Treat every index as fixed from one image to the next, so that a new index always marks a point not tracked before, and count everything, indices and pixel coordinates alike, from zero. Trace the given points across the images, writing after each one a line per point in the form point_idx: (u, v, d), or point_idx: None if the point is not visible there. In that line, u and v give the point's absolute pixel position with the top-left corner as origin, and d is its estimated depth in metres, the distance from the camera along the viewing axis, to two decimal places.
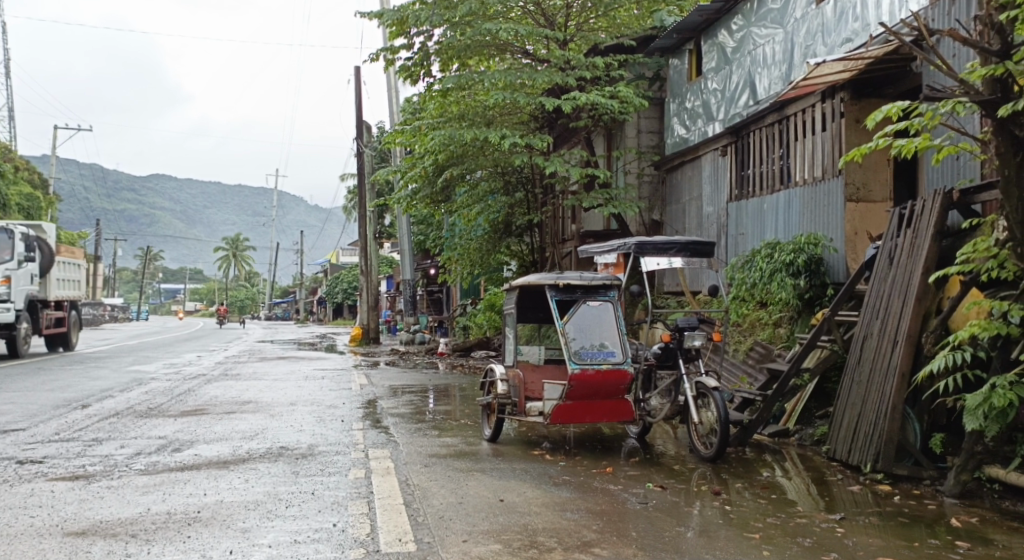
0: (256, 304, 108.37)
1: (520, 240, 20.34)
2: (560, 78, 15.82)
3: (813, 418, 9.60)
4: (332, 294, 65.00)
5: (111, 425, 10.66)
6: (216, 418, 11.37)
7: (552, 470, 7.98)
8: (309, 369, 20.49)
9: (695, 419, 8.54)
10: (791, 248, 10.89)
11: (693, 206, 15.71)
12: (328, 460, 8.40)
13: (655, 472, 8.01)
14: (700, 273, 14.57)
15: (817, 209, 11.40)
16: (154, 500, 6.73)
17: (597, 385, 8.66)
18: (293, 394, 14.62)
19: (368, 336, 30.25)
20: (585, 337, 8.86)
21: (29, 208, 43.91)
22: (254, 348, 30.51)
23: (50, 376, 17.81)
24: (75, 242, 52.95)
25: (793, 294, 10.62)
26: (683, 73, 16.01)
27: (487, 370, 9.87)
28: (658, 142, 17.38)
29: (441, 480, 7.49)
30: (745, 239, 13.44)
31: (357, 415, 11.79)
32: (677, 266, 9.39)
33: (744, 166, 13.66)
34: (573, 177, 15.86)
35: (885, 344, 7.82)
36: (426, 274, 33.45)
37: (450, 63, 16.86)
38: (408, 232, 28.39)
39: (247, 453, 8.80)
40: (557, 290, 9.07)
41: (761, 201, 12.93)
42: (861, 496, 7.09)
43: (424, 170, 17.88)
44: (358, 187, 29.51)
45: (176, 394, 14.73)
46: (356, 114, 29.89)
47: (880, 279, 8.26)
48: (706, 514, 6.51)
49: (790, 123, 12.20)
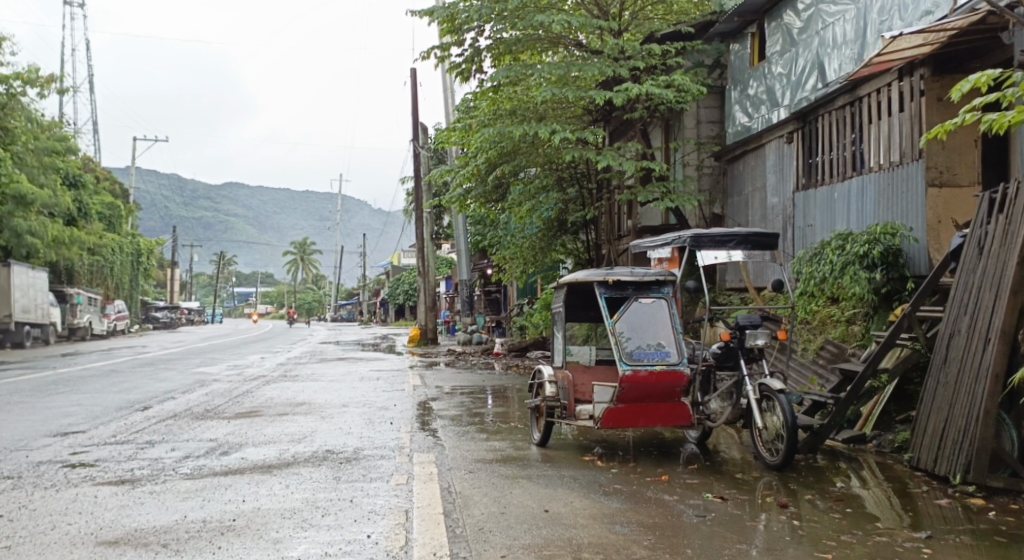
0: (321, 306, 109.70)
1: (575, 237, 19.85)
2: (614, 69, 15.27)
3: (892, 422, 8.89)
4: (394, 296, 65.26)
5: (163, 427, 10.41)
6: (266, 420, 11.10)
7: (603, 478, 7.44)
8: (366, 369, 20.27)
9: (759, 423, 7.91)
10: (865, 239, 10.26)
11: (756, 197, 14.98)
12: (371, 464, 7.99)
13: (717, 481, 7.42)
14: (765, 267, 13.85)
15: (894, 197, 10.66)
16: (193, 506, 6.25)
17: (650, 387, 8.10)
18: (345, 396, 14.32)
19: (427, 337, 30.01)
20: (639, 336, 8.30)
21: (108, 217, 45.09)
22: (315, 350, 30.55)
23: (115, 378, 17.86)
24: (151, 247, 54.20)
25: (868, 287, 9.96)
26: (745, 59, 15.30)
27: (535, 371, 9.41)
28: (718, 132, 16.72)
29: (486, 487, 7.01)
30: (814, 231, 12.70)
31: (407, 418, 11.41)
32: (737, 259, 8.75)
33: (812, 152, 12.92)
34: (627, 170, 15.28)
35: (974, 343, 7.17)
36: (484, 273, 33.14)
37: (502, 58, 16.43)
38: (465, 232, 28.06)
39: (292, 456, 8.44)
40: (607, 287, 8.52)
41: (831, 190, 12.18)
42: (947, 511, 6.40)
43: (479, 168, 17.49)
44: (415, 188, 29.32)
45: (232, 395, 14.59)
46: (412, 114, 29.74)
47: (969, 270, 7.57)
48: (772, 529, 5.92)
49: (863, 104, 11.46)
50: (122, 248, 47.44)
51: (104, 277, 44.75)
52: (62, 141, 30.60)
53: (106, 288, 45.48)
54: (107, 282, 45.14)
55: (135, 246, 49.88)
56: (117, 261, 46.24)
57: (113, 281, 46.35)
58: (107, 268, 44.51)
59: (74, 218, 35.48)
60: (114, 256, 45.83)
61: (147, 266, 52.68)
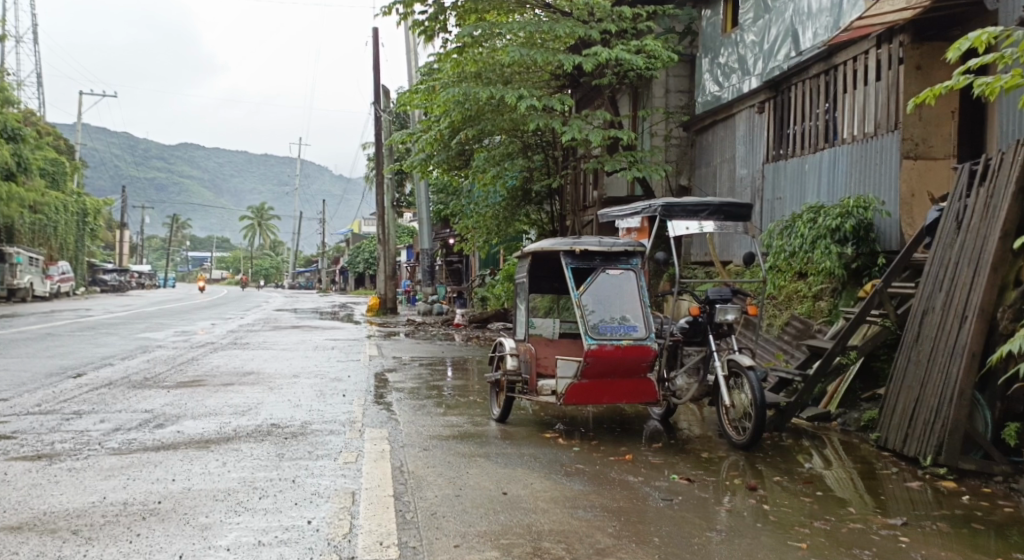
0: (278, 273, 108.32)
1: (540, 208, 19.46)
2: (583, 31, 14.82)
3: (858, 400, 8.64)
4: (354, 264, 64.40)
5: (96, 396, 9.83)
6: (210, 390, 10.58)
7: (563, 457, 7.07)
8: (321, 338, 19.74)
9: (726, 401, 7.60)
10: (837, 212, 9.94)
11: (725, 168, 14.65)
12: (318, 440, 7.56)
13: (682, 460, 7.10)
14: (731, 240, 13.56)
15: (866, 169, 10.39)
16: (115, 487, 5.77)
17: (615, 362, 7.75)
18: (296, 365, 13.81)
19: (386, 306, 29.49)
20: (604, 309, 7.93)
21: (52, 173, 43.61)
22: (269, 316, 29.87)
23: (52, 342, 17.11)
24: (101, 208, 52.70)
25: (839, 262, 9.66)
26: (717, 26, 14.91)
27: (496, 344, 9.01)
28: (687, 102, 16.37)
29: (441, 466, 6.61)
30: (783, 204, 12.42)
31: (360, 390, 10.95)
32: (708, 231, 8.38)
33: (783, 123, 12.61)
34: (593, 139, 14.84)
35: (949, 320, 6.91)
36: (446, 243, 32.70)
37: (466, 18, 15.87)
38: (427, 200, 27.52)
39: (234, 431, 7.96)
40: (574, 257, 8.11)
41: (802, 161, 11.90)
42: (921, 495, 6.14)
43: (441, 133, 16.94)
44: (376, 153, 28.67)
45: (176, 363, 14.00)
46: (375, 78, 29.05)
47: (946, 245, 7.31)
48: (741, 514, 5.61)
49: (838, 73, 11.15)
50: (69, 207, 46.00)
51: (49, 237, 43.41)
52: (3, 92, 29.24)
53: (52, 250, 44.00)
54: (52, 241, 43.78)
55: (82, 206, 48.23)
56: (62, 221, 44.69)
57: (59, 241, 44.89)
58: (53, 228, 43.27)
59: (15, 175, 34.15)
60: (60, 215, 44.38)
61: (95, 227, 51.14)
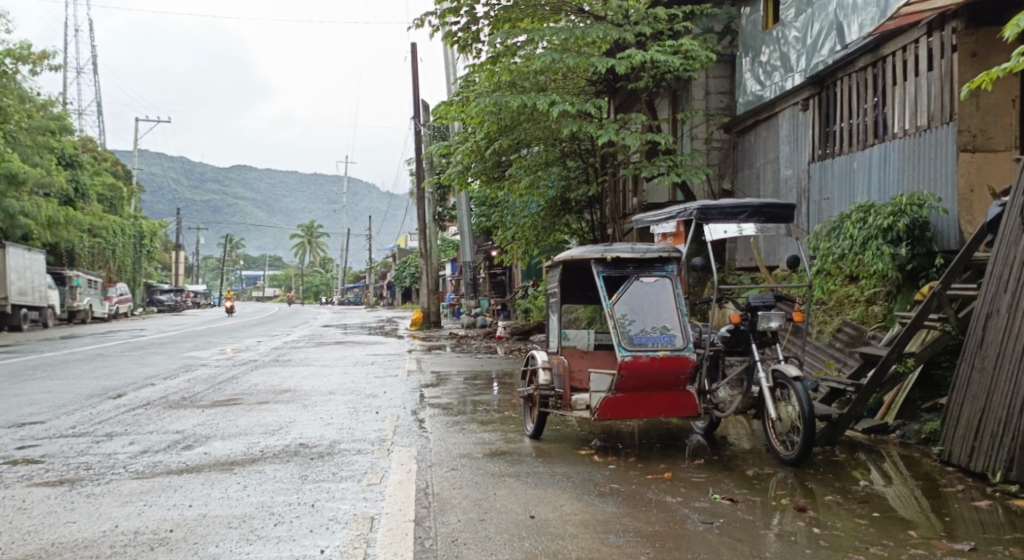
0: (328, 290, 109.22)
1: (579, 216, 19.12)
2: (619, 34, 14.46)
3: (918, 411, 8.11)
4: (401, 279, 64.61)
5: (131, 417, 9.68)
6: (243, 409, 10.39)
7: (598, 476, 6.68)
8: (362, 354, 19.58)
9: (773, 414, 7.15)
10: (889, 211, 9.40)
11: (768, 169, 14.15)
12: (345, 460, 7.27)
13: (727, 478, 6.67)
14: (776, 244, 13.06)
15: (920, 165, 9.86)
16: (128, 514, 5.54)
17: (651, 375, 7.35)
18: (334, 381, 13.60)
19: (430, 320, 29.33)
20: (640, 319, 7.53)
21: (109, 198, 44.96)
22: (315, 333, 29.84)
23: (99, 363, 17.16)
24: (155, 231, 53.55)
25: (892, 263, 9.14)
26: (757, 24, 14.42)
27: (528, 357, 8.66)
28: (728, 103, 15.91)
29: (468, 488, 6.28)
30: (831, 205, 11.90)
31: (395, 406, 10.67)
32: (748, 233, 7.94)
33: (829, 120, 12.08)
34: (631, 144, 14.45)
35: (1016, 323, 6.40)
36: (489, 255, 32.47)
37: (501, 26, 15.62)
38: (468, 212, 27.28)
39: (260, 451, 7.71)
40: (605, 265, 7.72)
41: (850, 159, 11.38)
42: (990, 516, 5.63)
43: (478, 144, 16.67)
44: (417, 167, 28.57)
45: (214, 382, 13.89)
46: (414, 92, 28.98)
47: (1011, 241, 6.79)
48: (789, 539, 5.18)
49: (887, 65, 10.63)
50: (126, 230, 46.77)
51: (106, 260, 44.15)
52: (59, 120, 29.78)
53: (109, 271, 44.71)
54: (109, 264, 44.53)
55: (138, 229, 48.93)
56: (119, 243, 45.42)
57: (116, 263, 45.61)
58: (110, 251, 44.05)
59: (72, 201, 34.74)
60: (117, 238, 45.13)
61: (150, 249, 51.87)
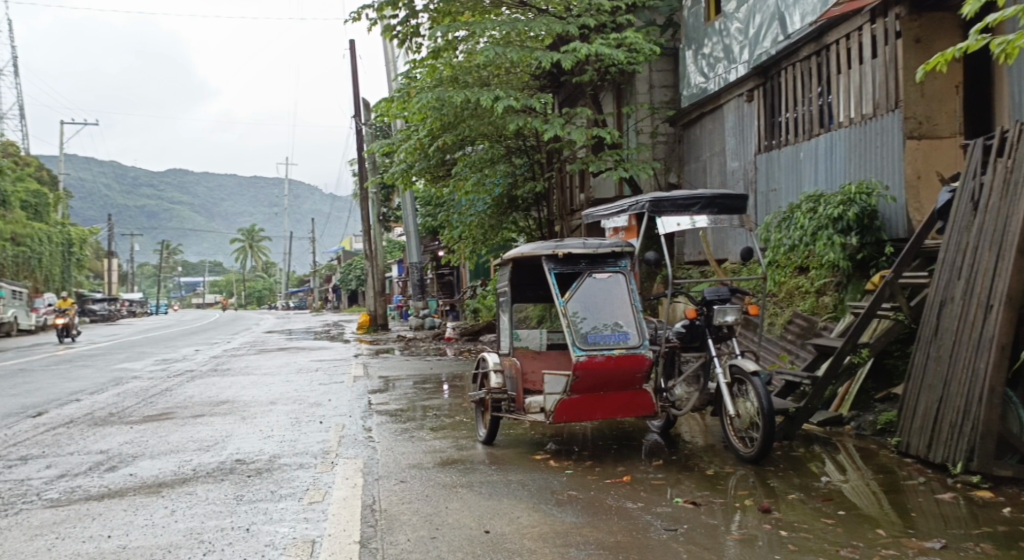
0: (272, 295, 107.29)
1: (527, 214, 18.85)
2: (561, 27, 14.19)
3: (872, 402, 7.98)
4: (346, 281, 63.67)
5: (52, 440, 9.14)
6: (177, 425, 9.87)
7: (554, 483, 6.39)
8: (305, 360, 19.01)
9: (731, 411, 6.93)
10: (838, 200, 9.25)
11: (714, 161, 14.03)
12: (284, 477, 6.96)
13: (686, 479, 6.44)
14: (725, 236, 12.94)
15: (866, 153, 9.78)
16: (37, 550, 5.14)
17: (606, 375, 7.08)
18: (275, 391, 13.09)
19: (376, 323, 28.79)
20: (594, 316, 7.26)
21: (33, 205, 43.52)
22: (257, 339, 29.05)
23: (23, 379, 16.33)
24: (85, 238, 51.78)
25: (843, 254, 9.04)
26: (699, 16, 14.29)
27: (478, 360, 8.34)
28: (672, 97, 15.80)
29: (417, 501, 5.96)
30: (778, 196, 11.80)
31: (339, 415, 10.26)
32: (701, 225, 7.71)
33: (774, 111, 11.98)
34: (576, 139, 14.21)
35: (972, 310, 6.27)
36: (436, 256, 32.04)
37: (443, 20, 15.26)
38: (414, 212, 26.79)
39: (192, 471, 7.41)
40: (557, 261, 7.43)
41: (796, 150, 11.29)
42: (954, 509, 5.48)
43: (421, 141, 16.26)
44: (359, 167, 27.99)
45: (146, 395, 13.27)
46: (354, 92, 28.41)
47: (962, 228, 6.67)
48: (755, 543, 4.97)
49: (831, 54, 10.54)
50: (54, 238, 45.03)
51: (33, 270, 42.41)
52: None
53: (36, 281, 42.99)
54: (37, 274, 42.86)
55: (67, 236, 47.12)
56: (47, 251, 43.70)
57: (44, 273, 43.87)
58: (37, 260, 42.42)
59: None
60: (45, 247, 43.45)
61: (80, 257, 50.08)
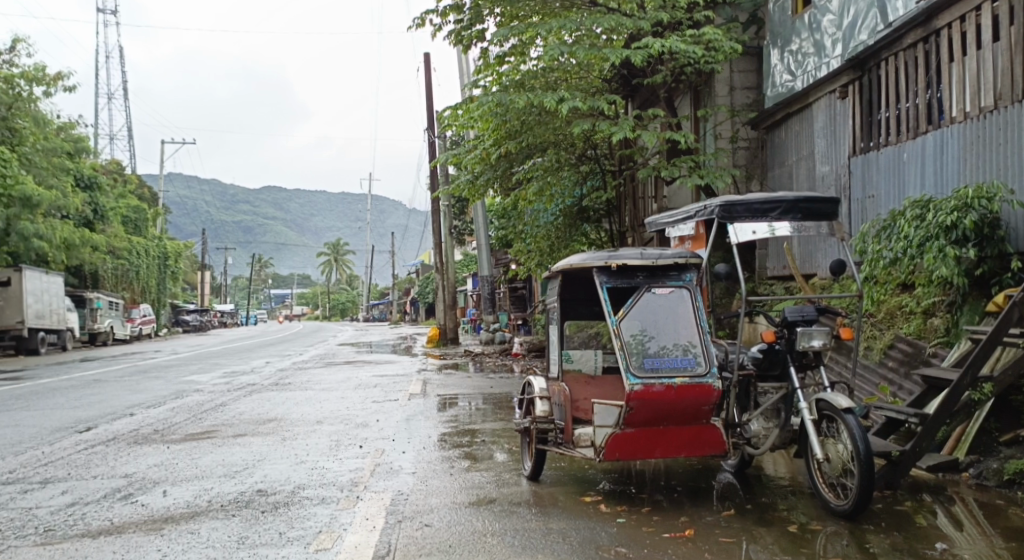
0: (354, 307, 108.13)
1: (598, 223, 17.81)
2: (634, 23, 13.17)
3: (995, 444, 6.73)
4: (424, 294, 63.48)
5: (82, 460, 8.56)
6: (213, 445, 9.22)
7: (603, 534, 5.41)
8: (369, 375, 18.35)
9: (819, 455, 5.78)
10: (951, 206, 7.94)
11: (801, 167, 12.81)
12: (300, 514, 6.15)
13: (765, 535, 5.36)
14: (813, 248, 11.74)
15: (987, 151, 8.52)
16: None
17: (668, 406, 6.06)
18: (327, 408, 12.39)
19: (447, 337, 28.11)
20: (652, 336, 6.23)
21: (134, 220, 44.58)
22: (330, 352, 28.62)
23: (88, 390, 16.08)
24: (180, 251, 52.77)
25: (957, 268, 7.78)
26: (786, 9, 13.11)
27: (523, 385, 7.39)
28: (755, 99, 14.63)
29: (438, 556, 5.09)
30: (876, 202, 10.55)
31: (384, 438, 9.44)
32: (783, 233, 6.62)
33: (872, 108, 10.73)
34: (649, 143, 13.16)
35: None
36: (509, 270, 31.20)
37: (508, 22, 14.40)
38: (486, 223, 26.02)
39: (206, 503, 6.65)
40: (610, 274, 6.41)
41: (899, 150, 10.04)
42: None
43: (486, 149, 15.42)
44: (433, 178, 27.42)
45: (199, 410, 12.73)
46: (429, 103, 27.91)
47: None
48: None
49: (940, 40, 9.30)
50: (151, 251, 45.81)
51: (130, 281, 43.19)
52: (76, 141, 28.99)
53: (133, 293, 43.85)
54: (133, 286, 43.64)
55: (163, 249, 48.01)
56: (144, 264, 44.49)
57: (141, 285, 44.67)
58: (133, 272, 43.22)
59: (89, 222, 33.81)
60: (142, 259, 44.15)
61: (173, 269, 50.96)
